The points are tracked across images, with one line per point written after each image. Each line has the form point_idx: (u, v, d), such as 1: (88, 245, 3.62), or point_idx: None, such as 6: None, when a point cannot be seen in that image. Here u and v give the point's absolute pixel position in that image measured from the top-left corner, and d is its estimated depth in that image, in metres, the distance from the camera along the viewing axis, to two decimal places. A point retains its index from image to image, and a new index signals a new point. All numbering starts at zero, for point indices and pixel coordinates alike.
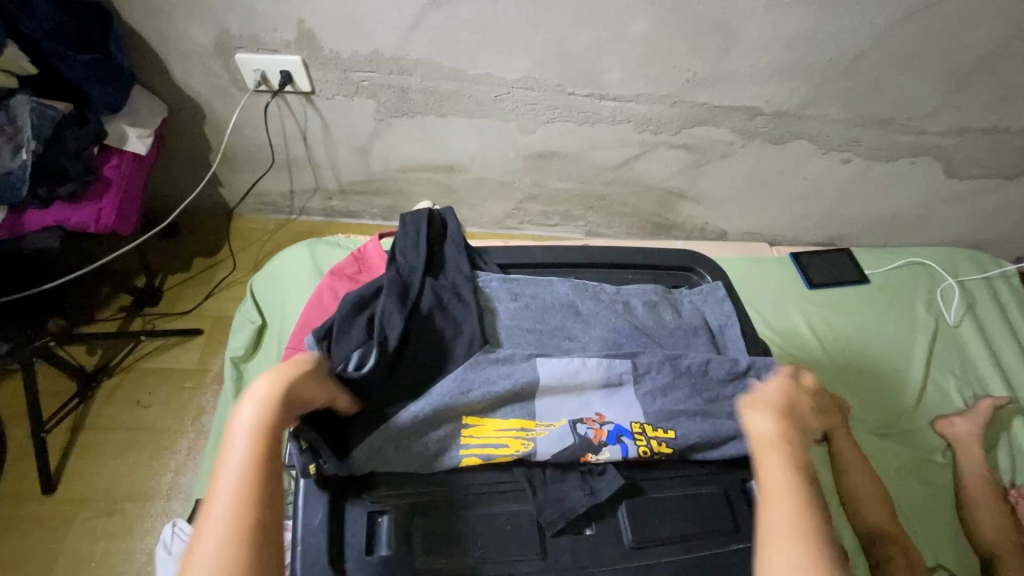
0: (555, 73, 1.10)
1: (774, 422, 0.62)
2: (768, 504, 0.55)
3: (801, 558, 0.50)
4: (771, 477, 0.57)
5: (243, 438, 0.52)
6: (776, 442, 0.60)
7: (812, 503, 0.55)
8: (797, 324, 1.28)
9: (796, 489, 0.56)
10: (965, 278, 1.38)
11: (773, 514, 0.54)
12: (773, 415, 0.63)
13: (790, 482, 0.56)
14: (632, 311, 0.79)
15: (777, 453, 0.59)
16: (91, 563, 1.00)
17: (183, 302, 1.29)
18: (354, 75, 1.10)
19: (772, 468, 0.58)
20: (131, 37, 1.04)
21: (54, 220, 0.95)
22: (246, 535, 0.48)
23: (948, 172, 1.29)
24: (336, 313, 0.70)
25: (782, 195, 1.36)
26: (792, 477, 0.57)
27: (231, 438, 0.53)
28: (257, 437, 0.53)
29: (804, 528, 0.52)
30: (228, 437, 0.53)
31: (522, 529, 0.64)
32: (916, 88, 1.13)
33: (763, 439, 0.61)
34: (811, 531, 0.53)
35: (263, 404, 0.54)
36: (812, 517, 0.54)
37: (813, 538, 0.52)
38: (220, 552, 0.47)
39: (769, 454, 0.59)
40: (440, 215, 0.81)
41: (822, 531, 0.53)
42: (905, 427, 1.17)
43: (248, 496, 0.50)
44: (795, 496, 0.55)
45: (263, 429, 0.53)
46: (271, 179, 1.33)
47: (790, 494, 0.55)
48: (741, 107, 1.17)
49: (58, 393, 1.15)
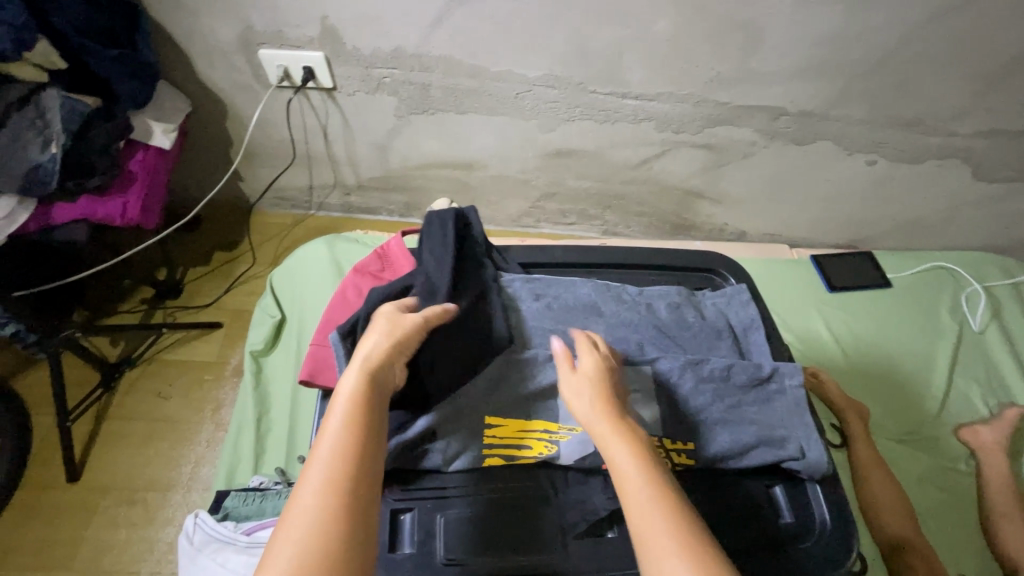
0: (576, 71, 1.09)
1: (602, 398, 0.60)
2: (627, 496, 0.52)
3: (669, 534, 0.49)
4: (619, 464, 0.54)
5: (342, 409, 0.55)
6: (610, 421, 0.58)
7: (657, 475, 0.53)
8: (817, 327, 1.26)
9: (641, 467, 0.54)
10: (990, 284, 1.35)
11: (630, 494, 0.52)
12: (596, 389, 0.61)
13: (634, 462, 0.54)
14: (655, 312, 0.78)
15: (611, 435, 0.57)
16: (112, 551, 1.02)
17: (202, 295, 1.30)
18: (375, 72, 1.10)
19: (615, 453, 0.55)
20: (157, 32, 1.05)
21: (82, 212, 0.96)
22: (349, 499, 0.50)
23: (976, 175, 1.26)
24: (359, 310, 0.70)
25: (804, 196, 1.34)
26: (632, 454, 0.55)
27: (333, 409, 0.55)
28: (358, 405, 0.55)
29: (669, 508, 0.51)
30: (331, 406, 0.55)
31: (544, 530, 0.64)
32: (946, 90, 1.10)
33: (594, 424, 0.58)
34: (675, 508, 0.51)
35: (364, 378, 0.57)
36: (668, 490, 0.52)
37: (677, 517, 0.50)
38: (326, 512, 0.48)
39: (609, 439, 0.56)
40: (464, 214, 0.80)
41: (680, 501, 0.52)
42: (927, 434, 1.15)
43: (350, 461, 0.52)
44: (644, 475, 0.53)
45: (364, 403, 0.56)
46: (291, 175, 1.34)
47: (640, 474, 0.53)
48: (765, 106, 1.15)
49: (82, 384, 1.17)
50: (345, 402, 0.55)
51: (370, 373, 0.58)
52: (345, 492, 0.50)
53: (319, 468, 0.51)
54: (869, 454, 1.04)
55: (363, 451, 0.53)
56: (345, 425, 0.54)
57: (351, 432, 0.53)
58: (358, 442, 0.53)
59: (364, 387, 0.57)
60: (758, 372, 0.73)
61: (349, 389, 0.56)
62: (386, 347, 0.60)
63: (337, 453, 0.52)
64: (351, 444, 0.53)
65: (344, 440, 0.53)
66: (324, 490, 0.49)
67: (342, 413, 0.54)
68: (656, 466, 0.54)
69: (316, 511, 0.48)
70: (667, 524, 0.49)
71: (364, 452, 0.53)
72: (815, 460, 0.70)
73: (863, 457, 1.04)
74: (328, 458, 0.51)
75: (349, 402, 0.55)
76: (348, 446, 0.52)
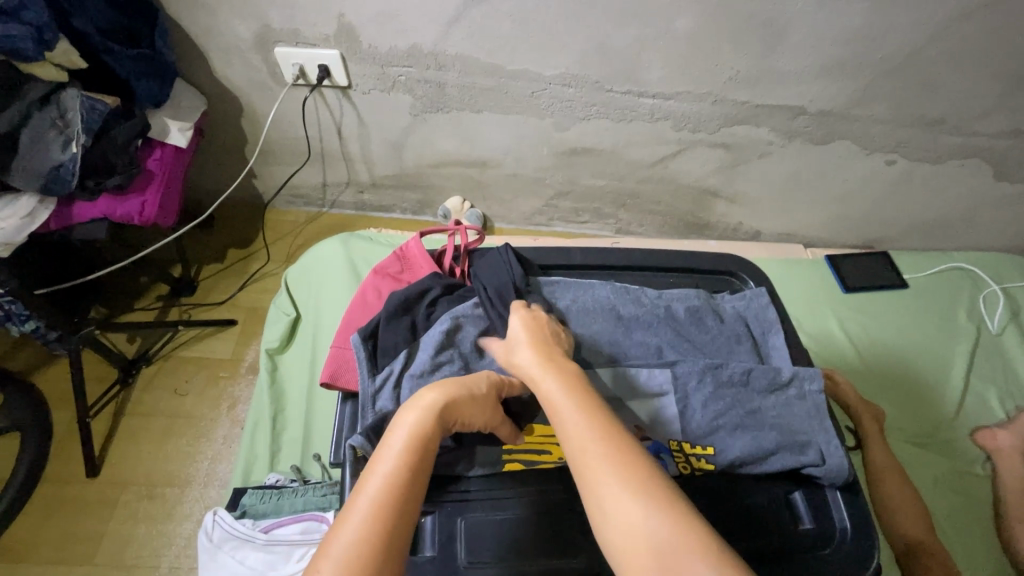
0: (594, 69, 1.08)
1: (534, 348, 0.64)
2: (563, 426, 0.54)
3: (606, 456, 0.50)
4: (555, 405, 0.57)
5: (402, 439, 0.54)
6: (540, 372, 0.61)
7: (586, 403, 0.55)
8: (834, 329, 1.25)
9: (574, 400, 0.56)
10: (1009, 285, 1.33)
11: (567, 424, 0.54)
12: (531, 344, 0.64)
13: (566, 397, 0.57)
14: (674, 315, 0.78)
15: (547, 378, 0.60)
16: (132, 545, 1.03)
17: (217, 293, 1.31)
18: (391, 70, 1.10)
19: (550, 394, 0.58)
20: (175, 31, 1.05)
21: (101, 212, 0.97)
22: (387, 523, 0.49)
23: (998, 176, 1.24)
24: (379, 312, 0.74)
25: (822, 195, 1.33)
26: (565, 391, 0.57)
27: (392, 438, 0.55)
28: (417, 438, 0.55)
29: (603, 431, 0.52)
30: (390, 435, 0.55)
31: (567, 533, 0.63)
32: (970, 89, 1.08)
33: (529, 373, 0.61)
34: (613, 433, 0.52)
35: (426, 417, 0.57)
36: (605, 420, 0.54)
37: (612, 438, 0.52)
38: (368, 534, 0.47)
39: (545, 382, 0.60)
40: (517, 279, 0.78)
41: (616, 426, 0.53)
42: (943, 437, 1.14)
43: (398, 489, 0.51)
44: (576, 408, 0.55)
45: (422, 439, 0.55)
46: (306, 172, 1.34)
47: (572, 407, 0.55)
48: (784, 105, 1.13)
49: (100, 379, 1.19)
50: (404, 431, 0.55)
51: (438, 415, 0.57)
52: (391, 518, 0.49)
53: (369, 494, 0.50)
54: (885, 457, 1.03)
55: (413, 485, 0.52)
56: (400, 454, 0.53)
57: (406, 462, 0.53)
58: (410, 472, 0.52)
59: (430, 426, 0.56)
60: (777, 377, 0.72)
61: (412, 421, 0.56)
62: (471, 407, 0.61)
63: (388, 481, 0.51)
64: (404, 473, 0.52)
65: (398, 470, 0.52)
66: (370, 515, 0.48)
67: (400, 443, 0.54)
68: (591, 400, 0.56)
69: (359, 533, 0.47)
70: (602, 446, 0.51)
71: (415, 488, 0.52)
72: (838, 467, 0.69)
73: (879, 461, 1.02)
74: (379, 484, 0.51)
75: (410, 434, 0.55)
76: (402, 476, 0.52)
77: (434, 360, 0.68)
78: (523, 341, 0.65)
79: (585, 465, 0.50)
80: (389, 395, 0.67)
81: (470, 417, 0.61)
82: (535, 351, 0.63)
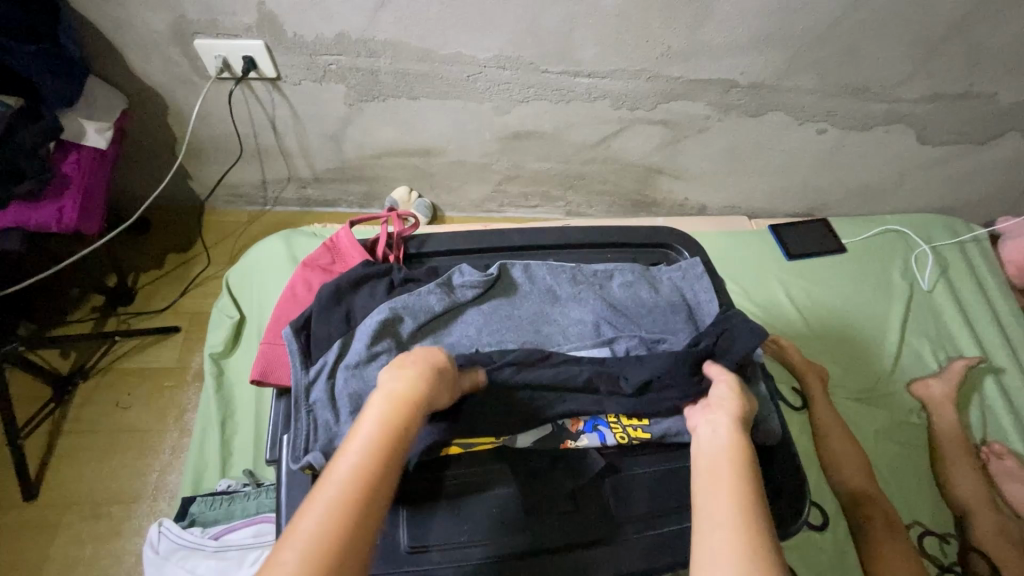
0: (527, 51, 1.08)
1: (731, 409, 0.62)
2: (714, 490, 0.55)
3: (732, 529, 0.51)
4: (712, 478, 0.56)
5: (369, 429, 0.54)
6: (721, 436, 0.60)
7: (748, 498, 0.54)
8: (776, 295, 1.30)
9: (741, 482, 0.55)
10: (937, 244, 1.40)
11: (722, 492, 0.54)
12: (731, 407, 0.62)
13: (731, 470, 0.56)
14: (610, 292, 0.79)
15: (727, 452, 0.58)
16: (78, 567, 0.99)
17: (158, 299, 1.26)
18: (320, 59, 1.07)
19: (717, 464, 0.57)
20: (82, 25, 1.00)
21: (13, 221, 0.93)
22: (360, 512, 0.49)
23: (921, 139, 1.30)
24: (312, 304, 0.72)
25: (760, 167, 1.37)
26: (735, 473, 0.56)
27: (361, 425, 0.55)
28: (389, 426, 0.55)
29: (747, 508, 0.53)
30: (357, 422, 0.55)
31: (508, 510, 0.66)
32: (888, 58, 1.13)
33: (716, 436, 0.60)
34: (753, 521, 0.52)
35: (398, 401, 0.56)
36: (750, 500, 0.53)
37: (753, 540, 0.50)
38: (336, 524, 0.48)
39: (720, 455, 0.58)
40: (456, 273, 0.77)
41: (760, 512, 0.53)
42: (882, 391, 1.20)
43: (369, 478, 0.51)
44: (737, 497, 0.53)
45: (393, 428, 0.55)
46: (242, 170, 1.30)
47: (730, 493, 0.54)
48: (717, 80, 1.16)
49: (34, 398, 1.13)
50: (376, 416, 0.55)
51: (412, 398, 0.57)
52: (360, 504, 0.49)
53: (337, 479, 0.50)
54: (828, 414, 1.08)
55: (383, 475, 0.52)
56: (371, 442, 0.53)
57: (380, 452, 0.53)
58: (384, 461, 0.52)
59: (397, 410, 0.56)
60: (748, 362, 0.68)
61: (383, 407, 0.56)
62: (439, 391, 0.60)
63: (362, 469, 0.51)
64: (376, 459, 0.52)
65: (367, 457, 0.52)
66: (339, 503, 0.49)
67: (371, 428, 0.54)
68: (753, 485, 0.55)
69: (327, 520, 0.48)
70: (742, 520, 0.52)
71: (383, 477, 0.52)
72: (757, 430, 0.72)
73: (823, 417, 1.08)
74: (349, 470, 0.51)
75: (380, 420, 0.55)
76: (373, 463, 0.52)
77: (370, 351, 0.66)
78: (724, 412, 0.62)
79: (713, 526, 0.52)
80: (323, 387, 0.65)
81: (439, 400, 0.61)
82: (728, 421, 0.61)
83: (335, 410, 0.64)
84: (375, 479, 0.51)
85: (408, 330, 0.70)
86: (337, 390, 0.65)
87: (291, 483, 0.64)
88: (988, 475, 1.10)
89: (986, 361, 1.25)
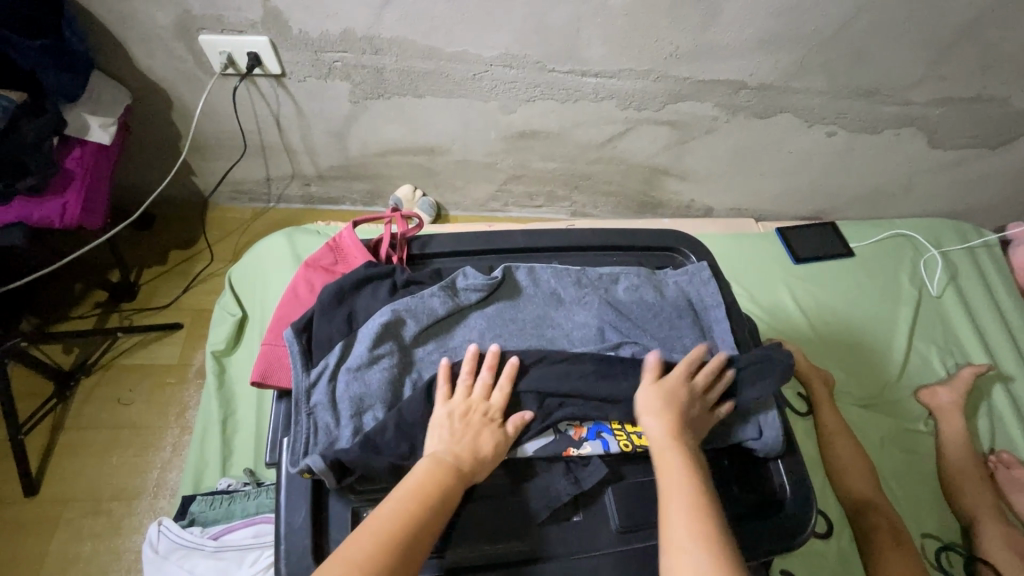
0: (534, 49, 1.07)
1: (668, 412, 0.64)
2: (670, 493, 0.58)
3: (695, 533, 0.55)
4: (665, 478, 0.60)
5: (420, 475, 0.59)
6: (656, 434, 0.63)
7: (703, 500, 0.58)
8: (782, 298, 1.28)
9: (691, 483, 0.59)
10: (947, 249, 1.38)
11: (680, 495, 0.58)
12: (664, 404, 0.65)
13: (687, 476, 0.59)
14: (614, 295, 0.78)
15: (671, 454, 0.61)
16: (77, 564, 0.99)
17: (160, 296, 1.26)
18: (325, 56, 1.06)
19: (666, 465, 0.60)
20: (86, 20, 0.99)
21: (16, 216, 0.93)
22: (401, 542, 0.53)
23: (932, 143, 1.28)
24: (314, 305, 0.72)
25: (768, 170, 1.35)
26: (684, 474, 0.59)
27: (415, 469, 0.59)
28: (439, 475, 0.59)
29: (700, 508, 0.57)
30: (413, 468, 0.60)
31: (513, 519, 0.65)
32: (901, 60, 1.11)
33: (658, 441, 0.62)
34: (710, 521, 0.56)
35: (450, 451, 0.61)
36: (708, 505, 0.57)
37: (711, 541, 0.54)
38: (377, 548, 0.52)
39: (666, 456, 0.61)
40: (460, 276, 0.76)
41: (715, 514, 0.57)
42: (888, 398, 1.18)
43: (414, 514, 0.55)
44: (689, 497, 0.57)
45: (442, 477, 0.59)
46: (246, 167, 1.29)
47: (684, 494, 0.58)
48: (725, 80, 1.14)
49: (35, 393, 1.13)
50: (428, 464, 0.60)
51: (465, 452, 0.61)
52: (402, 537, 0.54)
53: (386, 512, 0.55)
54: (834, 421, 1.07)
55: (428, 516, 0.56)
56: (420, 487, 0.58)
57: (427, 497, 0.57)
58: (426, 509, 0.56)
59: (448, 462, 0.60)
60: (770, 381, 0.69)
61: (436, 457, 0.60)
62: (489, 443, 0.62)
63: (409, 505, 0.56)
64: (424, 501, 0.56)
65: (416, 498, 0.57)
66: (386, 531, 0.53)
67: (422, 474, 0.59)
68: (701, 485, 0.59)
69: (361, 556, 0.51)
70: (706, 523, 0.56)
71: (426, 518, 0.56)
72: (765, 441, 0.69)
73: (828, 424, 1.07)
74: (398, 505, 0.56)
75: (432, 468, 0.59)
76: (419, 503, 0.56)
77: (372, 354, 0.66)
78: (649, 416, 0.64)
79: (672, 531, 0.56)
80: (323, 389, 0.64)
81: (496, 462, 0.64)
82: (669, 424, 0.63)
83: (336, 413, 0.64)
84: (419, 518, 0.55)
85: (411, 333, 0.69)
86: (338, 393, 0.65)
87: (291, 490, 0.63)
88: (995, 484, 1.09)
89: (995, 368, 1.23)
